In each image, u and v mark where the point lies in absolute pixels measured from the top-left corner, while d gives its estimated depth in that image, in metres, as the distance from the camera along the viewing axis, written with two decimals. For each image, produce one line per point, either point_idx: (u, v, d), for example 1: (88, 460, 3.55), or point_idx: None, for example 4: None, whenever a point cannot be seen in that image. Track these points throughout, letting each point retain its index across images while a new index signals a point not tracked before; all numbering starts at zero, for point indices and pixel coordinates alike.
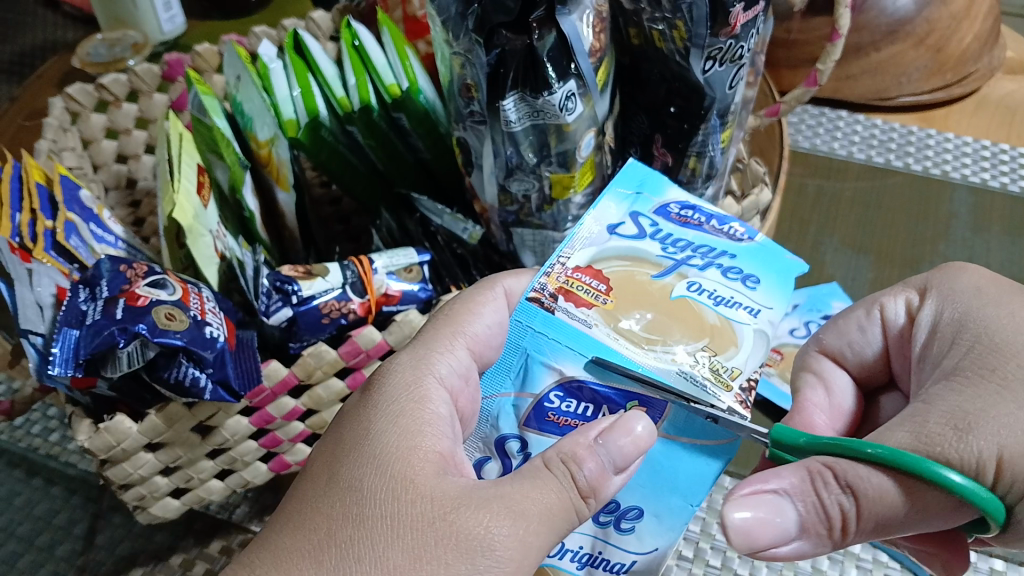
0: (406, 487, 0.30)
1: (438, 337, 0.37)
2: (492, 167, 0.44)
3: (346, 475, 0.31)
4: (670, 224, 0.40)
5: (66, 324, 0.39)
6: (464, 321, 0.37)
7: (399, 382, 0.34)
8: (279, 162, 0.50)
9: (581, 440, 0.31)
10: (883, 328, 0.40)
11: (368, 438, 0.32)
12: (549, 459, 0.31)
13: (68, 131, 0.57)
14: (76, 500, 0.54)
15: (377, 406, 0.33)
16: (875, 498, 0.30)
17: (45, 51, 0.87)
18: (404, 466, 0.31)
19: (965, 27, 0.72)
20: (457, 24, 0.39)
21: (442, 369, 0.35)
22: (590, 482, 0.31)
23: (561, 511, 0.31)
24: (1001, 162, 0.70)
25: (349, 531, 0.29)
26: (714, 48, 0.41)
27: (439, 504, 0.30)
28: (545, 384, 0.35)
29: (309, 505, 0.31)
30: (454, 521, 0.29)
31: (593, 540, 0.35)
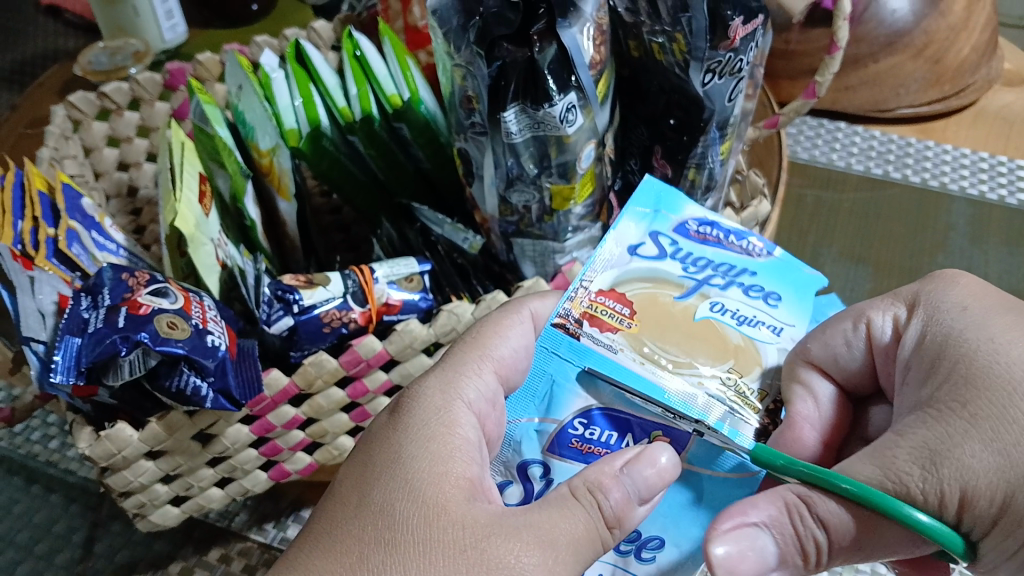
0: (439, 514, 0.30)
1: (466, 361, 0.36)
2: (493, 178, 0.45)
3: (377, 499, 0.31)
4: (689, 242, 0.43)
5: (68, 332, 0.39)
6: (490, 343, 0.37)
7: (429, 407, 0.34)
8: (280, 171, 0.50)
9: (606, 469, 0.32)
10: (868, 340, 0.40)
11: (399, 462, 0.32)
12: (576, 488, 0.32)
13: (70, 139, 0.57)
14: (75, 508, 0.54)
15: (405, 429, 0.33)
16: (841, 531, 0.32)
17: (46, 59, 0.87)
18: (436, 494, 0.31)
19: (962, 39, 0.72)
20: (459, 35, 0.40)
21: (469, 394, 0.35)
22: (615, 511, 0.32)
23: (587, 540, 0.31)
24: (999, 174, 0.71)
25: (382, 557, 0.29)
26: (713, 61, 0.42)
27: (471, 531, 0.30)
28: (569, 411, 0.38)
29: (340, 527, 0.30)
30: (486, 548, 0.30)
31: (612, 570, 0.36)
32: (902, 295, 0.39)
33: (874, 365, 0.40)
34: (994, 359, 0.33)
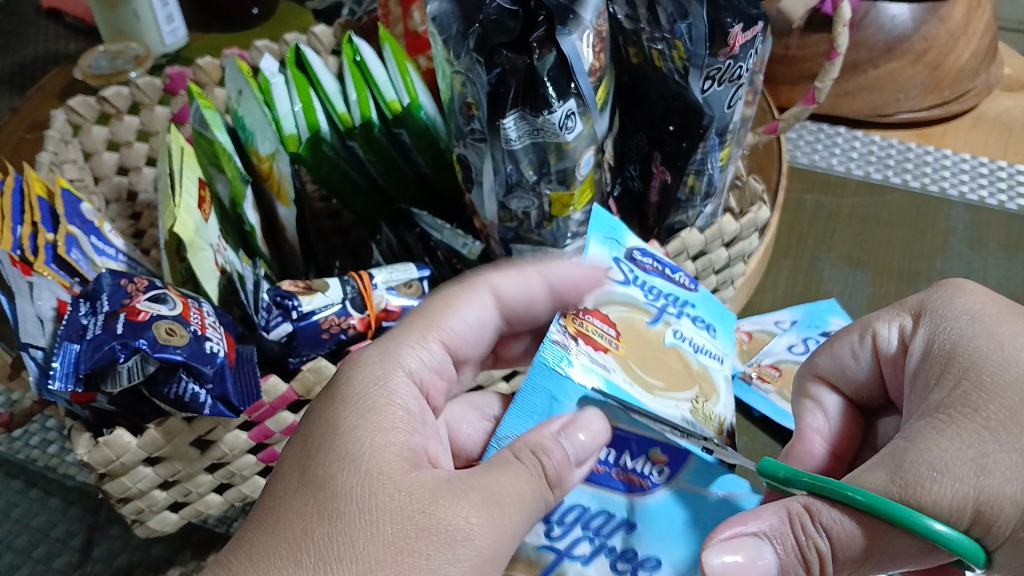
0: (382, 481, 0.31)
1: (412, 332, 0.39)
2: (492, 184, 0.45)
3: (319, 472, 0.31)
4: (645, 272, 0.43)
5: (66, 338, 0.39)
6: (445, 316, 0.41)
7: (368, 376, 0.35)
8: (280, 177, 0.50)
9: (545, 432, 0.34)
10: (874, 352, 0.40)
11: (338, 433, 0.32)
12: (519, 451, 0.33)
13: (69, 144, 0.57)
14: (74, 512, 0.54)
15: (343, 400, 0.34)
16: (850, 542, 0.31)
17: (47, 62, 0.87)
18: (377, 462, 0.31)
19: (961, 44, 0.72)
20: (458, 43, 0.40)
21: (410, 364, 0.37)
22: (556, 469, 0.33)
23: (534, 497, 0.32)
24: (999, 179, 0.71)
25: (326, 530, 0.29)
26: (713, 68, 0.41)
27: (418, 496, 0.30)
28: None
29: (285, 502, 0.30)
30: (435, 512, 0.30)
31: None
32: (909, 304, 0.39)
33: (882, 375, 0.41)
34: (1006, 364, 0.33)
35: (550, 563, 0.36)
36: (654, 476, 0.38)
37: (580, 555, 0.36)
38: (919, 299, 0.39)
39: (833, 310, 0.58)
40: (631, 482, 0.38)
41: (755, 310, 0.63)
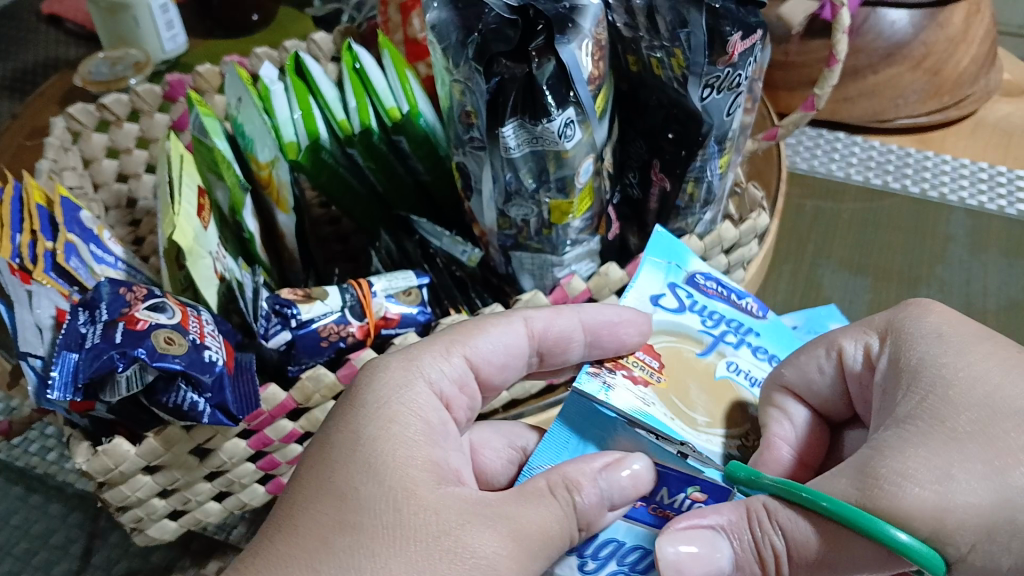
0: (407, 497, 0.32)
1: (435, 344, 0.39)
2: (491, 192, 0.45)
3: (342, 483, 0.32)
4: (704, 296, 0.43)
5: (65, 347, 0.39)
6: (471, 334, 0.40)
7: (392, 384, 0.36)
8: (279, 184, 0.50)
9: (586, 469, 0.33)
10: (839, 365, 0.40)
11: (361, 443, 0.33)
12: (552, 483, 0.33)
13: (69, 150, 0.57)
14: (74, 519, 0.54)
15: (363, 409, 0.35)
16: (806, 546, 0.31)
17: (47, 68, 0.87)
18: (400, 477, 0.32)
19: (961, 50, 0.72)
20: (457, 51, 0.40)
21: (432, 374, 0.38)
22: (589, 511, 0.33)
23: (559, 535, 0.33)
24: (998, 184, 0.71)
25: (346, 540, 0.30)
26: (712, 76, 0.41)
27: (444, 519, 0.31)
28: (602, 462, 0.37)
29: (306, 513, 0.32)
30: (459, 537, 0.31)
31: None
32: (877, 323, 0.39)
33: (846, 390, 0.40)
34: (975, 380, 0.33)
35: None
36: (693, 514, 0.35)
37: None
38: (884, 317, 0.39)
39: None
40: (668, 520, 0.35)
41: None
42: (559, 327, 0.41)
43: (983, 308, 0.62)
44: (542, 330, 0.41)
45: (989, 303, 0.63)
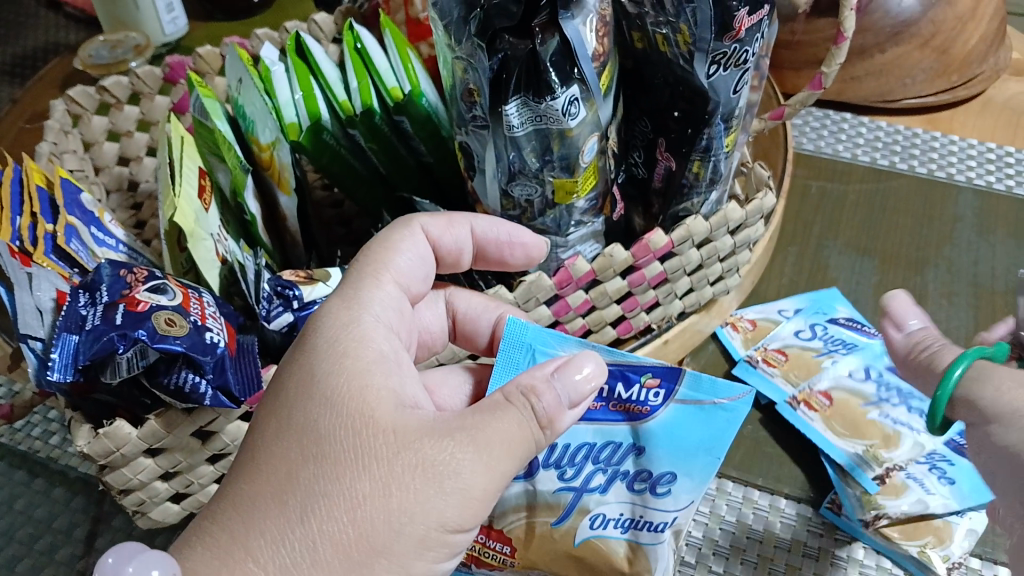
0: (365, 423, 0.32)
1: (363, 278, 0.39)
2: (494, 171, 0.44)
3: (299, 418, 0.33)
4: (845, 333, 0.58)
5: (65, 329, 0.39)
6: (388, 258, 0.41)
7: (335, 323, 0.36)
8: (281, 166, 0.49)
9: (537, 375, 0.34)
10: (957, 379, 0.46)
11: (315, 381, 0.34)
12: (510, 394, 0.34)
13: (70, 133, 0.57)
14: (78, 503, 0.53)
15: (314, 349, 0.35)
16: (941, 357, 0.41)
17: (47, 52, 0.87)
18: (360, 405, 0.33)
19: (970, 28, 0.71)
20: (459, 28, 0.39)
21: (374, 307, 0.38)
22: (547, 412, 0.33)
23: (522, 441, 0.33)
24: (1006, 165, 0.70)
25: (311, 470, 0.31)
26: (718, 53, 0.41)
27: (402, 436, 0.32)
28: None
29: (269, 451, 0.32)
30: (419, 449, 0.32)
31: (632, 506, 0.40)
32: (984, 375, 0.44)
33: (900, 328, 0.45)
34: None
35: (569, 501, 0.41)
36: (650, 402, 0.38)
37: (596, 486, 0.40)
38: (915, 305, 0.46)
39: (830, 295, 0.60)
40: (629, 412, 0.38)
41: (759, 298, 0.63)
42: (451, 239, 0.43)
43: (991, 290, 0.62)
44: (435, 240, 0.43)
45: (997, 284, 0.62)
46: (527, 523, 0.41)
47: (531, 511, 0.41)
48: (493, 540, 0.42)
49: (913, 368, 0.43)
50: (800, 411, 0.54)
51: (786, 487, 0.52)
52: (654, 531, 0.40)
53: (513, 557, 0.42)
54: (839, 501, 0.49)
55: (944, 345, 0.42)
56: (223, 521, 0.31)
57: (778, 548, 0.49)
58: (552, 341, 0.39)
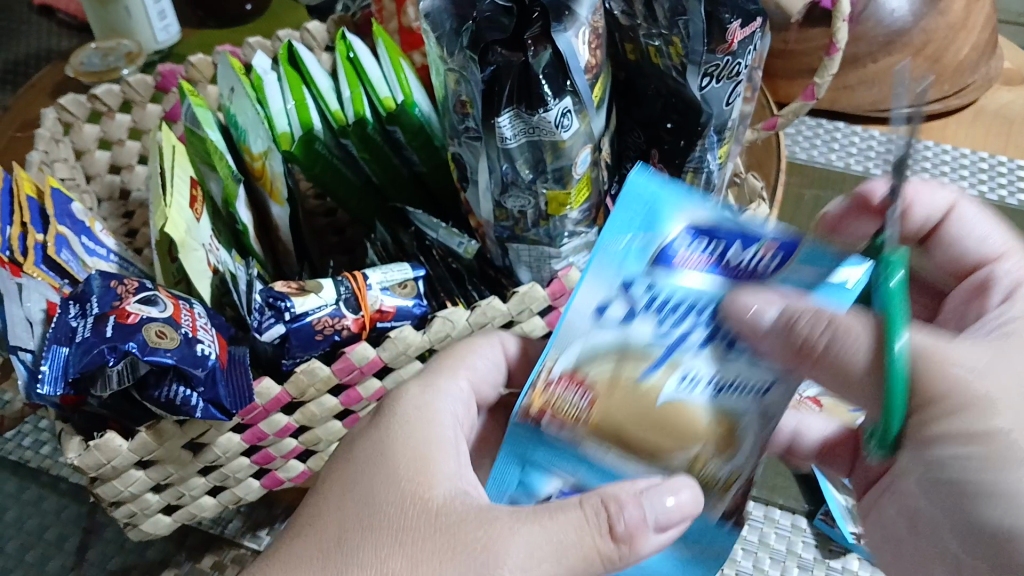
0: (416, 502, 0.33)
1: (442, 370, 0.40)
2: (488, 182, 0.44)
3: (359, 491, 0.33)
4: None
5: (55, 341, 0.39)
6: (465, 356, 0.41)
7: (411, 405, 0.37)
8: (273, 175, 0.49)
9: (626, 488, 0.32)
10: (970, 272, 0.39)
11: (383, 457, 0.34)
12: (587, 500, 0.32)
13: (61, 142, 0.56)
14: (68, 514, 0.53)
15: (390, 427, 0.36)
16: (856, 356, 0.30)
17: (39, 59, 0.86)
18: (415, 486, 0.33)
19: (961, 38, 0.71)
20: (451, 40, 0.40)
21: (448, 401, 0.38)
22: (627, 529, 0.31)
23: (579, 546, 0.31)
24: (999, 174, 0.70)
25: (357, 539, 0.32)
26: (711, 64, 0.41)
27: (446, 520, 0.32)
28: (673, 231, 0.32)
29: (322, 517, 0.33)
30: (458, 535, 0.31)
31: (719, 365, 0.33)
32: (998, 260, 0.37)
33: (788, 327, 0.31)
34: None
35: (661, 355, 0.33)
36: (763, 267, 0.32)
37: (691, 342, 0.33)
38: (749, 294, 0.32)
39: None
40: (739, 278, 0.33)
41: None
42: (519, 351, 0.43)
43: None
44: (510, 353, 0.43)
45: None
46: (613, 373, 0.33)
47: (622, 360, 0.33)
48: (566, 382, 0.34)
49: (775, 344, 0.32)
50: None
51: (781, 499, 0.52)
52: (748, 399, 0.33)
53: (597, 412, 0.34)
54: (832, 513, 0.49)
55: (831, 326, 0.31)
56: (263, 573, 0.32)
57: (772, 560, 0.49)
58: (683, 198, 0.33)
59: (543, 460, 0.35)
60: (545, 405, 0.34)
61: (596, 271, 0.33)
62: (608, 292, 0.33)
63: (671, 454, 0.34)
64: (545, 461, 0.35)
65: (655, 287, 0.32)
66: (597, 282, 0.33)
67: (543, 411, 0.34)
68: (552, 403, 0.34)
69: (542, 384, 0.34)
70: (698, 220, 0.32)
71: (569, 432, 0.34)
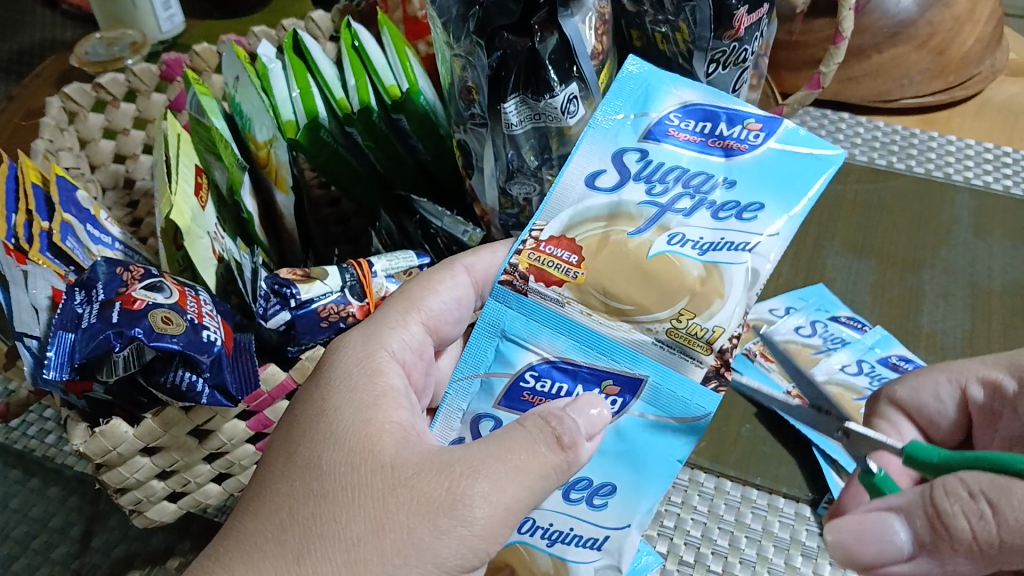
0: (366, 457, 0.31)
1: (390, 314, 0.38)
2: (492, 169, 0.44)
3: (304, 455, 0.32)
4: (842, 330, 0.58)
5: (61, 327, 0.39)
6: (421, 298, 0.39)
7: (353, 358, 0.35)
8: (277, 163, 0.49)
9: (553, 406, 0.32)
10: (959, 398, 0.43)
11: (324, 415, 0.33)
12: (526, 419, 0.31)
13: (66, 131, 0.56)
14: (73, 502, 0.53)
15: (329, 383, 0.34)
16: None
17: (43, 49, 0.86)
18: (363, 439, 0.32)
19: (968, 28, 0.71)
20: (458, 26, 0.39)
21: (393, 344, 0.36)
22: (568, 435, 0.31)
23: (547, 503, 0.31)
24: (1003, 165, 0.70)
25: (310, 508, 0.30)
26: (717, 51, 0.41)
27: (400, 470, 0.30)
28: (666, 107, 0.36)
29: (270, 489, 0.31)
30: (415, 485, 0.30)
31: (711, 232, 0.33)
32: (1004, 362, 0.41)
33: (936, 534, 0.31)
34: None
35: (652, 215, 0.34)
36: (749, 142, 0.35)
37: (681, 209, 0.34)
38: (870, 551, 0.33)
39: (822, 294, 0.61)
40: (726, 149, 0.35)
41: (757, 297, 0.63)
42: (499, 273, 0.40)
43: (989, 290, 0.62)
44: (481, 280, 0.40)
45: (994, 284, 0.62)
46: (603, 234, 0.34)
47: (612, 221, 0.34)
48: (553, 246, 0.34)
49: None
50: (795, 407, 0.53)
51: (785, 487, 0.51)
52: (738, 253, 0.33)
53: (583, 269, 0.33)
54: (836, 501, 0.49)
55: (982, 493, 0.30)
56: (224, 559, 0.30)
57: (776, 548, 0.49)
58: (673, 86, 0.37)
59: (519, 328, 0.34)
60: (531, 267, 0.34)
61: (592, 144, 0.36)
62: (602, 163, 0.35)
63: (652, 314, 0.33)
64: (521, 328, 0.34)
65: (646, 156, 0.35)
66: (595, 149, 0.36)
67: (528, 275, 0.34)
68: (538, 266, 0.34)
69: (530, 248, 0.34)
70: (689, 103, 0.36)
71: (554, 293, 0.34)
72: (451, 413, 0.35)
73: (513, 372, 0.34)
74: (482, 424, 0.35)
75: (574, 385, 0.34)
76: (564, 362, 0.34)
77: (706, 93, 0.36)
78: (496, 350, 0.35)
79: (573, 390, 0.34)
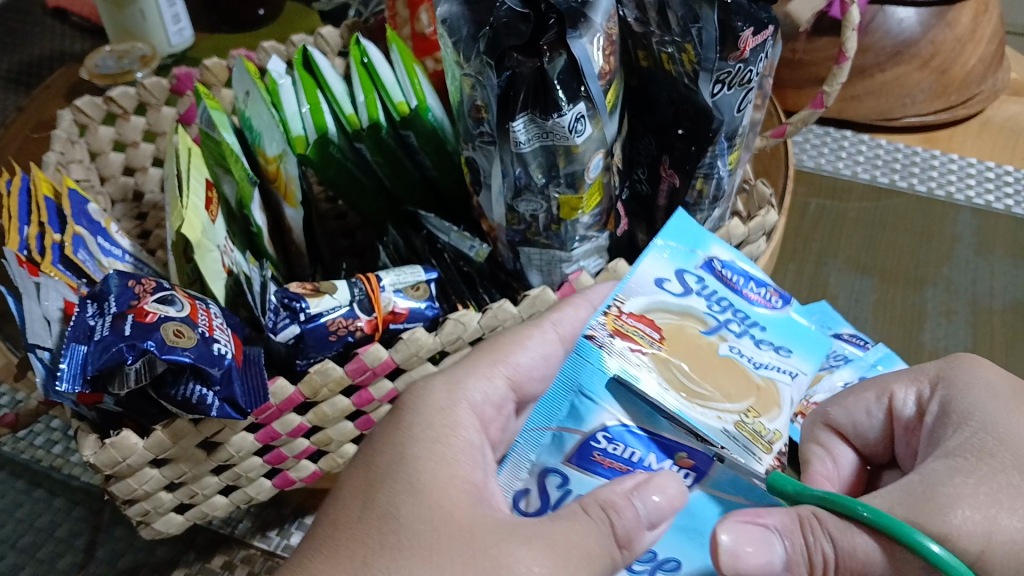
0: (445, 518, 0.30)
1: (478, 365, 0.38)
2: (500, 187, 0.45)
3: (382, 502, 0.31)
4: (845, 346, 0.57)
5: (73, 339, 0.39)
6: (510, 351, 0.39)
7: (434, 407, 0.35)
8: (287, 178, 0.50)
9: (617, 489, 0.31)
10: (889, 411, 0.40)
11: (404, 464, 0.32)
12: (588, 504, 0.31)
13: (77, 143, 0.57)
14: (78, 512, 0.54)
15: (410, 431, 0.34)
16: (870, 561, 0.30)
17: (53, 61, 0.87)
18: (441, 497, 0.31)
19: (969, 49, 0.72)
20: (468, 45, 0.40)
21: (475, 397, 0.36)
22: (627, 531, 0.30)
23: (601, 555, 0.30)
24: (1004, 183, 0.70)
25: (385, 561, 0.29)
26: (723, 72, 0.42)
27: (479, 538, 0.30)
28: (711, 252, 0.42)
29: (343, 533, 0.30)
30: (495, 555, 0.29)
31: (760, 356, 0.39)
32: (928, 371, 0.38)
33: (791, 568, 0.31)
34: None
35: (713, 325, 0.39)
36: (769, 304, 0.42)
37: (732, 330, 0.39)
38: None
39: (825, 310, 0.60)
40: (756, 302, 0.41)
41: None
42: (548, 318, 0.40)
43: (989, 308, 0.62)
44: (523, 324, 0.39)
45: (995, 302, 0.63)
46: (677, 324, 0.38)
47: (683, 317, 0.38)
48: (635, 319, 0.37)
49: None
50: None
51: None
52: (787, 376, 0.39)
53: (664, 346, 0.37)
54: None
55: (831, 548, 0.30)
56: None
57: None
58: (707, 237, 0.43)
59: (598, 389, 0.35)
60: (617, 330, 0.37)
61: (656, 256, 0.40)
62: (664, 274, 0.40)
63: (721, 403, 0.37)
64: (600, 388, 0.35)
65: (703, 280, 0.40)
66: (660, 260, 0.40)
67: (613, 335, 0.36)
68: (623, 333, 0.37)
69: (614, 314, 0.37)
70: (727, 256, 0.42)
71: (636, 358, 0.36)
72: (518, 463, 0.35)
73: (585, 432, 0.34)
74: (549, 479, 0.34)
75: (645, 453, 0.35)
76: (638, 429, 0.35)
77: (732, 253, 0.43)
78: (570, 406, 0.35)
79: (643, 457, 0.35)
